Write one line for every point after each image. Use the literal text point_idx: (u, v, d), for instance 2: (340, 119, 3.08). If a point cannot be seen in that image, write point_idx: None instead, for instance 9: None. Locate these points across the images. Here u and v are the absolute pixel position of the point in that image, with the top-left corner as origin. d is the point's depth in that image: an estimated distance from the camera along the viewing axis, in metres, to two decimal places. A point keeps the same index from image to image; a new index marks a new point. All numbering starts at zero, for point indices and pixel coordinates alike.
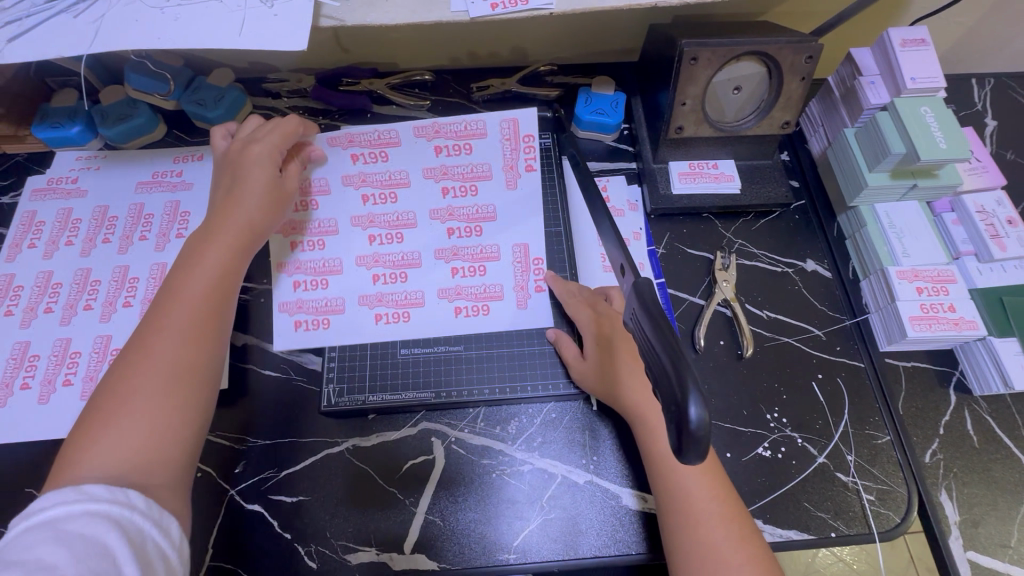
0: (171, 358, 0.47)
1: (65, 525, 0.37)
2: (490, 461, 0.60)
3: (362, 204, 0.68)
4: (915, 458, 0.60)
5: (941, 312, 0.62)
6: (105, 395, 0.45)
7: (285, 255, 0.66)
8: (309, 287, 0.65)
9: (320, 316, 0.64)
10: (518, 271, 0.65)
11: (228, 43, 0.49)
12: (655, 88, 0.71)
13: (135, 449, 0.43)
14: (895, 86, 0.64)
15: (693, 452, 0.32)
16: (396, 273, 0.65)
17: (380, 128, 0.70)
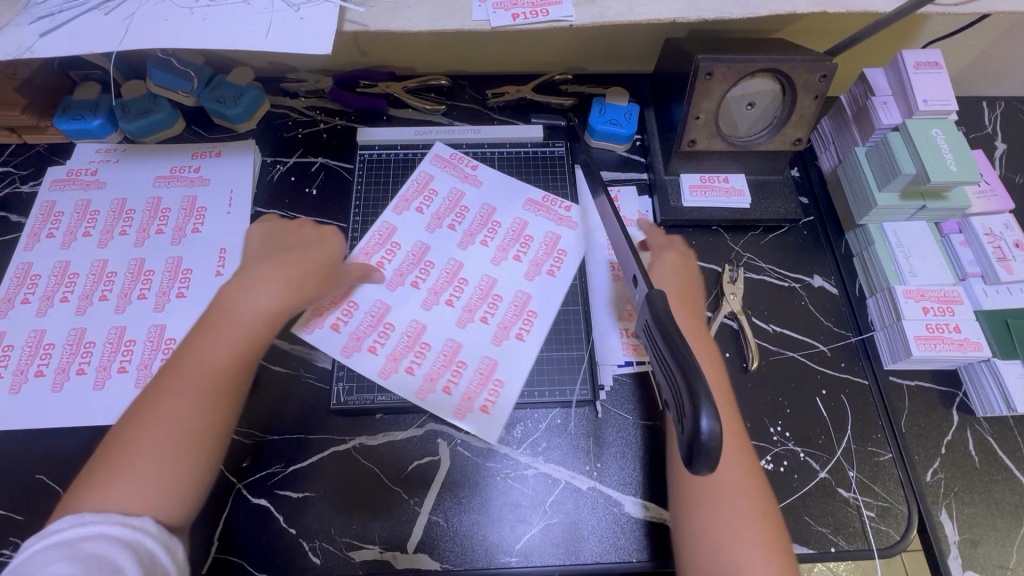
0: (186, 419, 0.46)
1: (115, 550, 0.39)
2: (494, 464, 0.60)
3: (418, 291, 0.66)
4: (916, 476, 0.61)
5: (946, 333, 0.62)
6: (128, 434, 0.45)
7: (411, 385, 0.61)
8: (454, 384, 0.61)
9: (489, 387, 0.61)
10: (553, 219, 0.72)
11: (255, 45, 0.50)
12: (669, 100, 0.72)
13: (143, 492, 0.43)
14: (907, 108, 0.65)
15: (703, 462, 0.32)
16: (489, 300, 0.66)
17: (375, 229, 0.70)
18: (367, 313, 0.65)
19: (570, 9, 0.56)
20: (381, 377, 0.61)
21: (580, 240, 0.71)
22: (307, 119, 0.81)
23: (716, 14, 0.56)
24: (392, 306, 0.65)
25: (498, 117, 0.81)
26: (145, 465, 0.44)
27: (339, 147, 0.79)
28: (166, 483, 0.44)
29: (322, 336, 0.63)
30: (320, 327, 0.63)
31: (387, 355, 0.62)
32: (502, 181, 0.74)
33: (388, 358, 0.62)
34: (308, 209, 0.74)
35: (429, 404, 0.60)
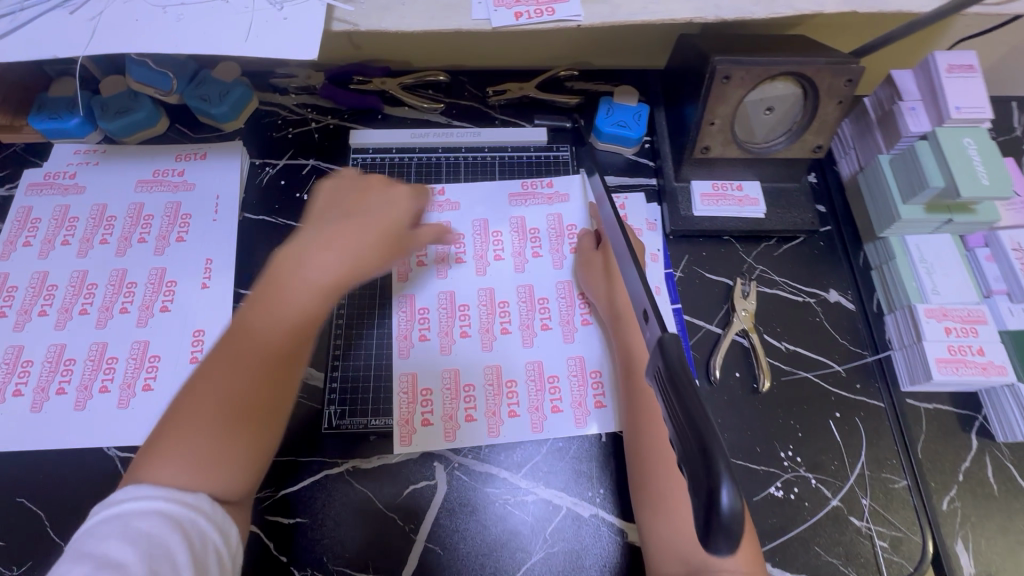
0: (241, 394, 0.44)
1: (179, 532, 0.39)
2: (493, 490, 0.58)
3: (473, 339, 0.64)
4: (931, 504, 0.58)
5: (969, 355, 0.59)
6: (188, 403, 0.44)
7: (525, 427, 0.60)
8: (559, 400, 0.61)
9: (591, 384, 0.62)
10: (544, 201, 0.71)
11: (234, 49, 0.46)
12: (681, 101, 0.68)
13: (195, 474, 0.41)
14: (937, 114, 0.61)
15: (722, 541, 0.29)
16: (539, 308, 0.66)
17: (396, 310, 0.65)
18: (443, 390, 0.61)
19: (578, 7, 0.52)
20: (494, 435, 0.60)
21: (578, 211, 0.71)
22: (298, 117, 0.76)
23: (736, 14, 0.52)
24: (460, 366, 0.62)
25: (499, 116, 0.77)
26: (200, 440, 0.42)
27: (331, 148, 0.74)
28: (222, 459, 0.43)
29: (423, 437, 0.59)
30: (414, 434, 0.59)
31: (484, 412, 0.60)
32: (476, 186, 0.72)
33: (488, 415, 0.60)
34: (298, 215, 0.70)
35: (551, 432, 0.60)
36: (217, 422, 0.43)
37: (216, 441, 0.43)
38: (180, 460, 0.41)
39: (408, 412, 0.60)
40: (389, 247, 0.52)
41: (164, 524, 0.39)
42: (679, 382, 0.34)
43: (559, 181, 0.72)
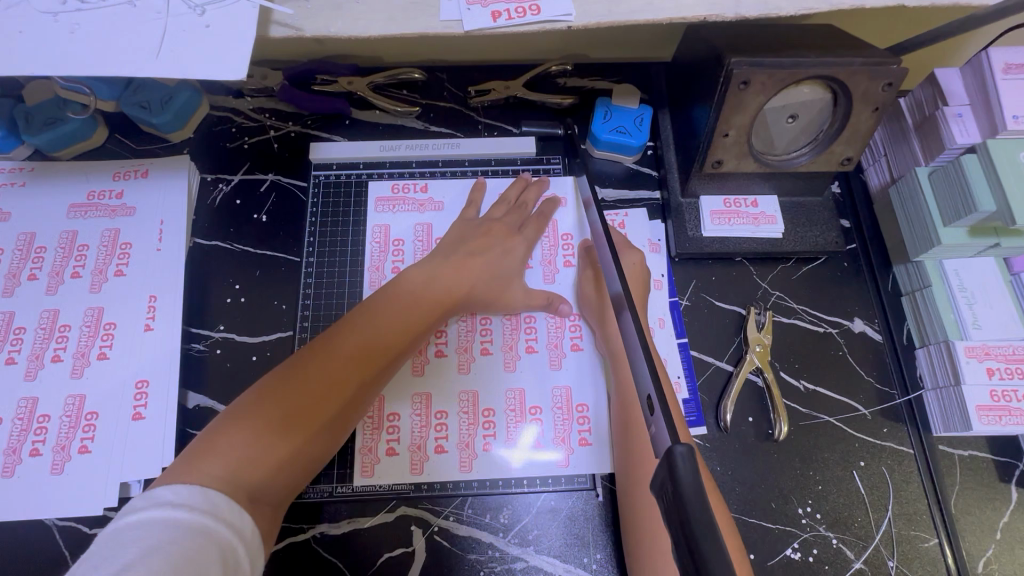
0: (319, 389, 0.46)
1: (206, 545, 0.34)
2: (478, 556, 0.52)
3: (448, 360, 0.58)
4: (966, 566, 0.52)
5: (1014, 402, 0.52)
6: (277, 381, 0.45)
7: (498, 465, 0.54)
8: (540, 434, 0.55)
9: (577, 419, 0.56)
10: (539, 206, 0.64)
11: (143, 66, 0.38)
12: (689, 105, 0.59)
13: (251, 459, 0.41)
14: (989, 124, 0.52)
15: None
16: (524, 327, 0.59)
17: None
18: (411, 416, 0.56)
19: (569, 4, 0.43)
20: (465, 471, 0.54)
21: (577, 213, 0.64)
22: (254, 124, 0.67)
23: (761, 10, 0.43)
24: (432, 390, 0.56)
25: (483, 120, 0.68)
26: (262, 424, 0.43)
27: (292, 160, 0.66)
28: (275, 453, 0.42)
29: (388, 468, 0.54)
30: (378, 466, 0.54)
31: (456, 444, 0.55)
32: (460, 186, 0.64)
33: (461, 447, 0.55)
34: (256, 240, 0.62)
35: (529, 469, 0.54)
36: (279, 427, 0.43)
37: (277, 449, 0.43)
38: (235, 456, 0.41)
39: (372, 440, 0.55)
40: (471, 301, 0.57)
41: (190, 536, 0.34)
42: (687, 515, 0.28)
43: (552, 183, 0.65)
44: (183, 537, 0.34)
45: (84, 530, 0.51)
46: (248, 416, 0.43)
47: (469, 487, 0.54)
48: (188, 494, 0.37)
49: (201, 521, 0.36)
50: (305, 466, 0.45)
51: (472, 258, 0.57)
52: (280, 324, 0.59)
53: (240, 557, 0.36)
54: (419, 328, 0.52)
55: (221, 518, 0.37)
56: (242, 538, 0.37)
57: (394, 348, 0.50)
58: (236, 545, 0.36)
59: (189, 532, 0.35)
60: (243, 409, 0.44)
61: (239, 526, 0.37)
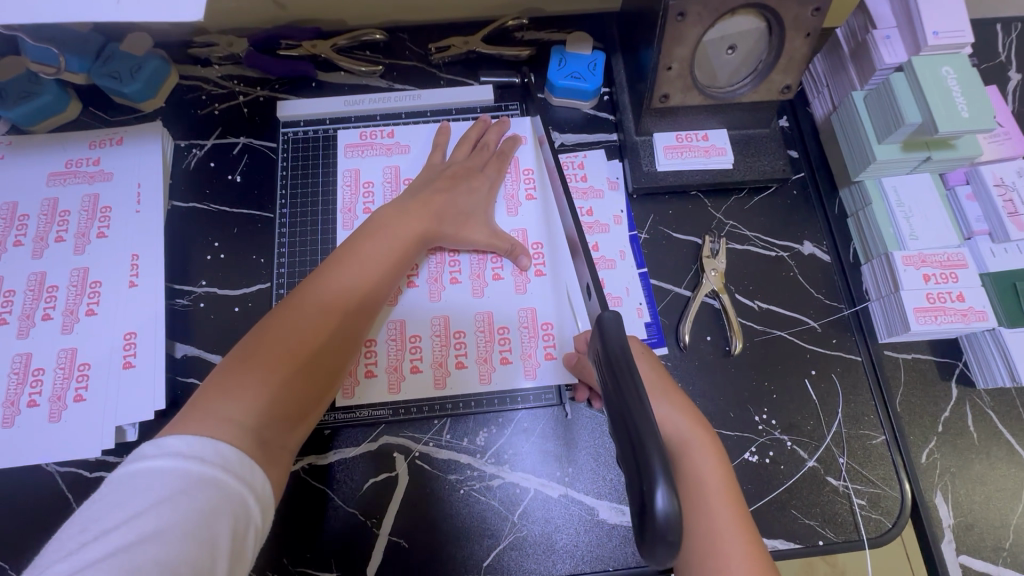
0: (310, 328, 0.46)
1: (215, 501, 0.36)
2: (458, 477, 0.56)
3: (420, 288, 0.61)
4: (910, 457, 0.57)
5: (948, 303, 0.56)
6: (270, 328, 0.46)
7: (470, 382, 0.57)
8: (508, 351, 0.59)
9: (543, 336, 0.59)
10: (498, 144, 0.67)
11: (106, 14, 0.40)
12: (638, 45, 0.62)
13: (259, 402, 0.42)
14: (914, 42, 0.56)
15: (660, 546, 0.30)
16: (491, 257, 0.62)
17: None
18: (388, 340, 0.59)
19: None
20: (439, 388, 0.57)
21: (535, 152, 0.67)
22: (223, 91, 0.69)
23: None
24: (406, 316, 0.60)
25: (444, 75, 0.70)
26: (262, 368, 0.43)
27: (261, 122, 0.68)
28: (280, 394, 0.44)
29: (367, 389, 0.57)
30: (358, 387, 0.57)
31: (430, 363, 0.58)
32: (427, 132, 0.67)
33: (434, 366, 0.58)
34: (232, 199, 0.65)
35: (498, 382, 0.58)
36: (281, 374, 0.44)
37: (281, 396, 0.44)
38: (242, 407, 0.41)
39: None
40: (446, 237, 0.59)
41: (199, 491, 0.35)
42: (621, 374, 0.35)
43: (511, 124, 0.67)
44: (191, 492, 0.35)
45: (84, 473, 0.54)
46: (248, 363, 0.43)
47: (445, 407, 0.57)
48: (193, 447, 0.37)
49: (211, 474, 0.37)
50: (310, 404, 0.46)
51: (440, 195, 0.58)
52: (258, 275, 0.62)
53: (249, 509, 0.37)
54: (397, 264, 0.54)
55: (229, 470, 0.38)
56: (251, 489, 0.38)
57: (377, 285, 0.52)
58: (245, 495, 0.37)
59: (198, 488, 0.36)
60: (238, 359, 0.44)
61: (247, 477, 0.38)
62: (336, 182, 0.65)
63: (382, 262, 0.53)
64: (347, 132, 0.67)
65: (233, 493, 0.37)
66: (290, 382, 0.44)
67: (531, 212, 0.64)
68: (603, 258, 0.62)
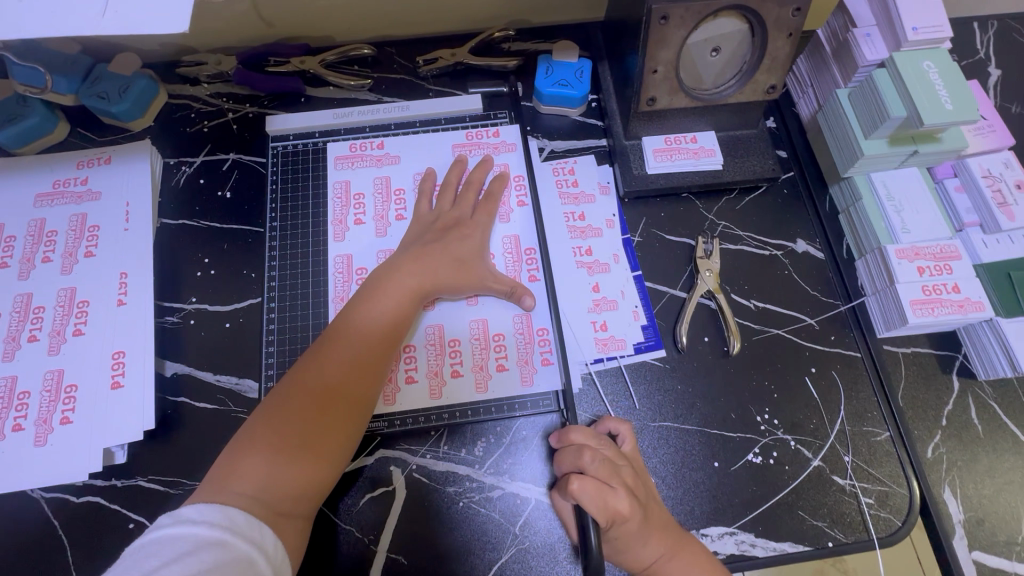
0: (317, 395, 0.50)
1: (225, 561, 0.41)
2: (456, 489, 0.54)
3: None
4: (916, 453, 0.56)
5: (944, 294, 0.56)
6: (285, 394, 0.50)
7: (466, 391, 0.57)
8: (504, 358, 0.58)
9: (539, 342, 0.58)
10: (489, 150, 0.67)
11: (89, 27, 0.40)
12: (623, 51, 0.63)
13: (270, 472, 0.47)
14: (894, 38, 0.57)
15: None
16: None
17: (334, 266, 0.61)
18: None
19: None
20: (435, 397, 0.56)
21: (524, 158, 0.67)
22: (212, 109, 0.70)
23: None
24: None
25: (432, 87, 0.71)
26: (276, 435, 0.48)
27: (250, 138, 0.68)
28: (292, 461, 0.48)
29: None
30: None
31: (425, 372, 0.57)
32: (416, 142, 0.67)
33: (430, 375, 0.57)
34: (221, 215, 0.65)
35: (494, 389, 0.57)
36: (287, 443, 0.48)
37: (289, 466, 0.47)
38: (254, 476, 0.46)
39: None
40: (461, 285, 0.57)
41: (213, 551, 0.41)
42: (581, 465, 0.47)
43: (500, 133, 0.68)
44: (206, 551, 0.41)
45: (70, 498, 0.53)
46: (264, 431, 0.48)
47: (441, 417, 0.56)
48: (211, 511, 0.43)
49: (220, 535, 0.42)
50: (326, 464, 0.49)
51: (432, 247, 0.58)
52: (250, 291, 0.61)
53: (258, 570, 0.42)
54: (402, 320, 0.55)
55: (241, 533, 0.43)
56: (261, 550, 0.43)
57: (379, 346, 0.53)
58: (255, 555, 0.43)
59: (210, 547, 0.41)
60: (259, 425, 0.49)
61: (257, 538, 0.44)
62: (327, 194, 0.65)
63: (387, 319, 0.54)
64: (337, 144, 0.67)
65: (241, 553, 0.42)
66: (296, 455, 0.48)
67: (522, 218, 0.64)
68: (597, 262, 0.62)
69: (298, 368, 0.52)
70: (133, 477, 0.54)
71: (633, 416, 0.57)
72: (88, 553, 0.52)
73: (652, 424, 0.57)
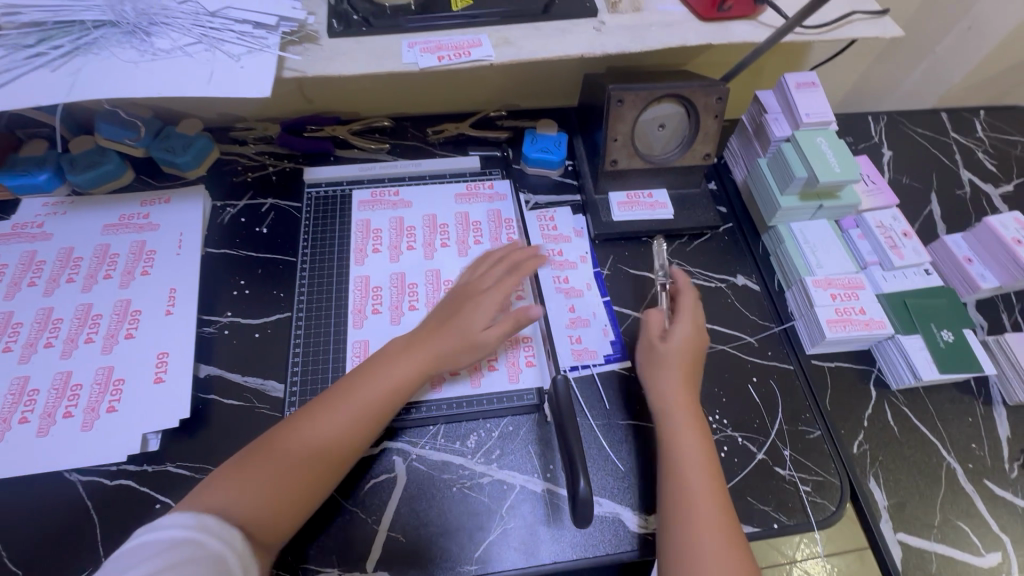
0: (314, 436, 0.55)
1: (161, 548, 0.44)
2: (451, 475, 0.62)
3: None
4: (844, 448, 0.66)
5: (853, 315, 0.70)
6: (287, 429, 0.56)
7: (465, 388, 0.66)
8: (495, 360, 0.68)
9: (525, 347, 0.69)
10: (485, 200, 0.82)
11: (198, 91, 0.56)
12: (592, 127, 0.80)
13: (251, 496, 0.51)
14: (794, 120, 0.74)
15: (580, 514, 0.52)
16: None
17: (353, 288, 0.73)
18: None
19: (490, 49, 0.65)
20: (437, 391, 0.65)
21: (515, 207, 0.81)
22: (256, 164, 0.84)
23: (617, 49, 0.66)
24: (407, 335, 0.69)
25: (439, 151, 0.87)
26: (269, 464, 0.53)
27: (288, 186, 0.82)
28: (274, 491, 0.52)
29: None
30: None
31: None
32: (425, 192, 0.82)
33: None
34: (257, 247, 0.77)
35: (487, 385, 0.66)
36: (269, 476, 0.53)
37: (272, 492, 0.52)
38: (236, 497, 0.51)
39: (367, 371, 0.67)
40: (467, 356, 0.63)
41: (150, 545, 0.44)
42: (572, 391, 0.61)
43: (494, 187, 0.83)
44: (140, 549, 0.44)
45: (104, 482, 0.59)
46: (257, 457, 0.54)
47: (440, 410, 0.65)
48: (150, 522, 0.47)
49: (158, 532, 0.46)
50: (303, 499, 0.54)
51: (438, 330, 0.63)
52: (278, 307, 0.72)
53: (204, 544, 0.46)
54: (397, 396, 0.59)
55: (212, 533, 0.47)
56: (203, 530, 0.47)
57: (367, 416, 0.57)
58: (224, 552, 0.46)
59: (146, 543, 0.45)
60: (254, 452, 0.55)
61: (227, 540, 0.47)
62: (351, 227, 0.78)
63: (394, 380, 0.59)
64: (359, 193, 0.81)
65: (182, 536, 0.46)
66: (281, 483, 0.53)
67: None
68: (573, 288, 0.75)
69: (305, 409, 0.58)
70: (163, 463, 0.61)
71: (605, 416, 0.67)
72: (117, 530, 0.57)
73: (621, 421, 0.66)
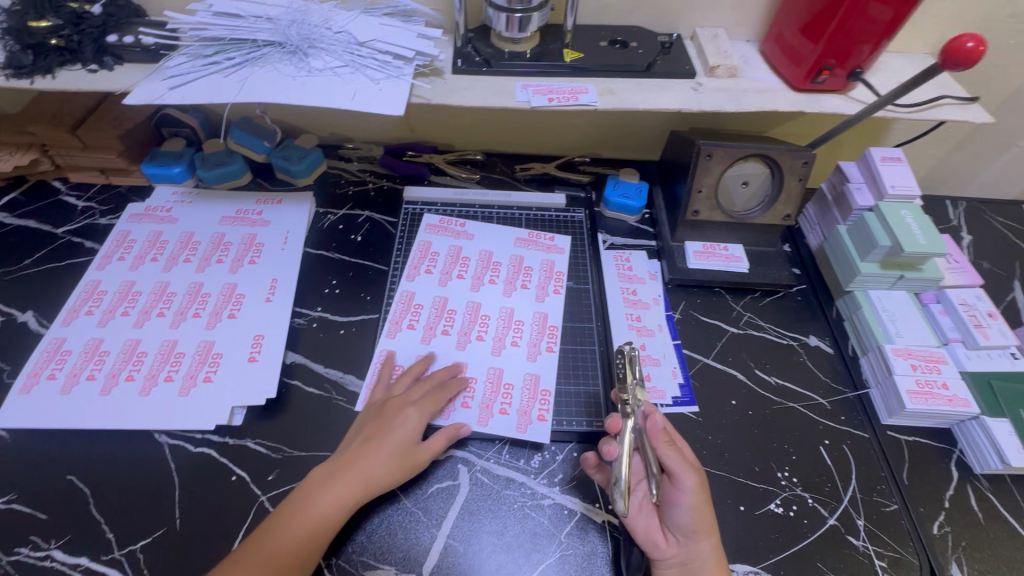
0: (295, 536, 0.53)
1: None
2: (514, 492, 0.62)
3: (492, 353, 0.71)
4: (922, 527, 0.62)
5: (935, 388, 0.68)
6: (268, 530, 0.54)
7: (509, 428, 0.65)
8: (547, 410, 0.67)
9: (576, 399, 0.69)
10: (542, 249, 0.83)
11: (341, 105, 0.63)
12: (674, 179, 0.84)
13: None
14: (878, 191, 0.77)
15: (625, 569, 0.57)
16: (547, 331, 0.74)
17: (434, 302, 0.76)
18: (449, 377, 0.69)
19: (595, 96, 0.71)
20: (482, 425, 0.65)
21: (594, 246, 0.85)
22: (358, 179, 0.92)
23: (713, 107, 0.70)
24: (469, 361, 0.70)
25: (524, 186, 0.93)
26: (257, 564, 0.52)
27: (385, 203, 0.89)
28: None
29: None
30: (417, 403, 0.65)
31: (479, 403, 0.66)
32: (509, 222, 0.87)
33: (482, 406, 0.66)
34: (351, 252, 0.83)
35: (532, 434, 0.65)
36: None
37: None
38: None
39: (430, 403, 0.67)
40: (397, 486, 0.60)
41: None
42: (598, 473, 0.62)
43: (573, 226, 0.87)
44: None
45: (188, 446, 0.63)
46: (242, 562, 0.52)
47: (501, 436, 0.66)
48: None
49: None
50: None
51: (370, 446, 0.59)
52: (365, 309, 0.76)
53: None
54: (334, 524, 0.55)
55: None
56: None
57: (334, 512, 0.55)
58: None
59: None
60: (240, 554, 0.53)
61: None
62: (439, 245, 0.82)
63: (367, 473, 0.57)
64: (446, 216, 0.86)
65: None
66: None
67: (578, 294, 0.79)
68: (645, 327, 0.76)
69: (284, 507, 0.56)
70: (243, 438, 0.64)
71: None
72: (193, 494, 0.60)
73: None
